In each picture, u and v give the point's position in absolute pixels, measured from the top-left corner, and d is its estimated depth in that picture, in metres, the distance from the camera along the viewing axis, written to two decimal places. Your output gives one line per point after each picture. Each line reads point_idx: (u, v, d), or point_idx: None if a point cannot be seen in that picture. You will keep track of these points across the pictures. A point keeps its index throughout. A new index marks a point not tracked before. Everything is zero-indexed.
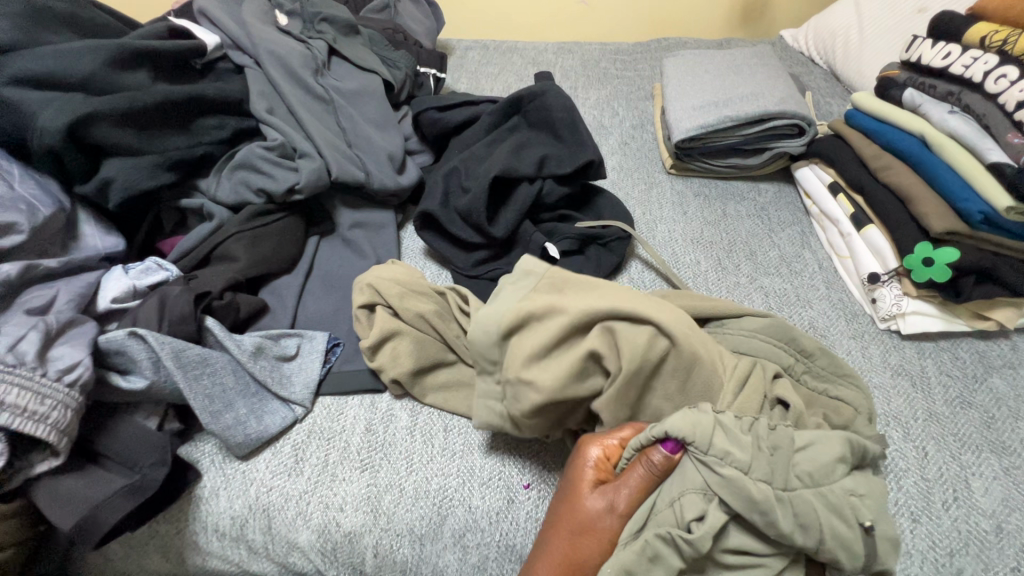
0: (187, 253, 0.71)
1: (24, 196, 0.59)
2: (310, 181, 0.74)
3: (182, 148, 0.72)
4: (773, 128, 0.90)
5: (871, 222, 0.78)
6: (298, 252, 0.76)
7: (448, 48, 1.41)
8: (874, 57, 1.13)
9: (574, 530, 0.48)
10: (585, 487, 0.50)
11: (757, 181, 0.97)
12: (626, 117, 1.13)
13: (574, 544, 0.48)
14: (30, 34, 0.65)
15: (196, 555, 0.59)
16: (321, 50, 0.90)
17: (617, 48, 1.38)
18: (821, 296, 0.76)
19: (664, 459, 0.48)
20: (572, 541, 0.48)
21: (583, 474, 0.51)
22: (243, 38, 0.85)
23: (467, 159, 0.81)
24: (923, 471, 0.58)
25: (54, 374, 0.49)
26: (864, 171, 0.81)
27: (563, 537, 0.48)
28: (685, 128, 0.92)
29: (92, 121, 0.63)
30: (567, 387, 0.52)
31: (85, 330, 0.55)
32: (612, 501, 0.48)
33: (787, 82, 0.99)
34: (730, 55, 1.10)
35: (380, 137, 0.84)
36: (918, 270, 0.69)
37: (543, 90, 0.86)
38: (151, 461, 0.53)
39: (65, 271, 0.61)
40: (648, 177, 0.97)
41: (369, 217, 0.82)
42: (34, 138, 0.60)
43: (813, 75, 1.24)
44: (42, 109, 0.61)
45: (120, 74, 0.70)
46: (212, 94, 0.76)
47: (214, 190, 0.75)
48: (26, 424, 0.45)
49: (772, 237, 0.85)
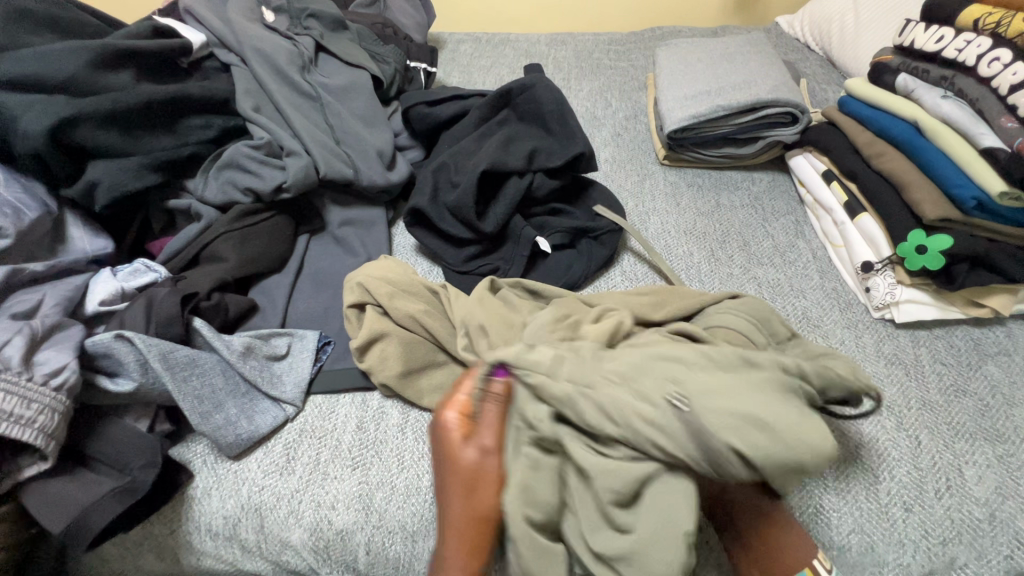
0: (176, 254, 0.70)
1: (8, 199, 0.59)
2: (298, 179, 0.74)
3: (168, 149, 0.72)
4: (767, 116, 0.89)
5: (865, 211, 0.78)
6: (288, 251, 0.76)
7: (439, 41, 1.39)
8: (870, 42, 1.11)
9: (467, 485, 0.49)
10: (456, 444, 0.50)
11: (751, 171, 0.96)
12: (619, 108, 1.12)
13: (494, 508, 0.48)
14: (12, 37, 0.65)
15: (190, 554, 0.59)
16: (308, 46, 0.89)
17: (610, 38, 1.36)
18: (814, 286, 0.76)
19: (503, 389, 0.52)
20: (471, 494, 0.49)
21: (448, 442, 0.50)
22: (229, 36, 0.84)
23: (455, 154, 0.81)
24: (916, 460, 0.57)
25: (41, 378, 0.49)
26: (857, 158, 0.81)
27: (463, 494, 0.49)
28: (677, 118, 0.91)
29: (75, 122, 0.63)
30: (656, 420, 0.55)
31: (72, 333, 0.55)
32: (478, 448, 0.49)
33: (781, 69, 0.98)
34: (723, 42, 1.09)
35: (369, 133, 0.84)
36: (910, 258, 0.68)
37: (531, 82, 0.85)
38: (141, 463, 0.53)
39: (52, 274, 0.61)
40: (641, 168, 0.97)
41: (358, 215, 0.82)
42: (17, 141, 0.60)
43: (808, 62, 1.23)
44: (24, 111, 0.60)
45: (105, 75, 0.69)
46: (198, 93, 0.75)
47: (201, 190, 0.74)
48: (12, 429, 0.45)
49: (766, 227, 0.85)
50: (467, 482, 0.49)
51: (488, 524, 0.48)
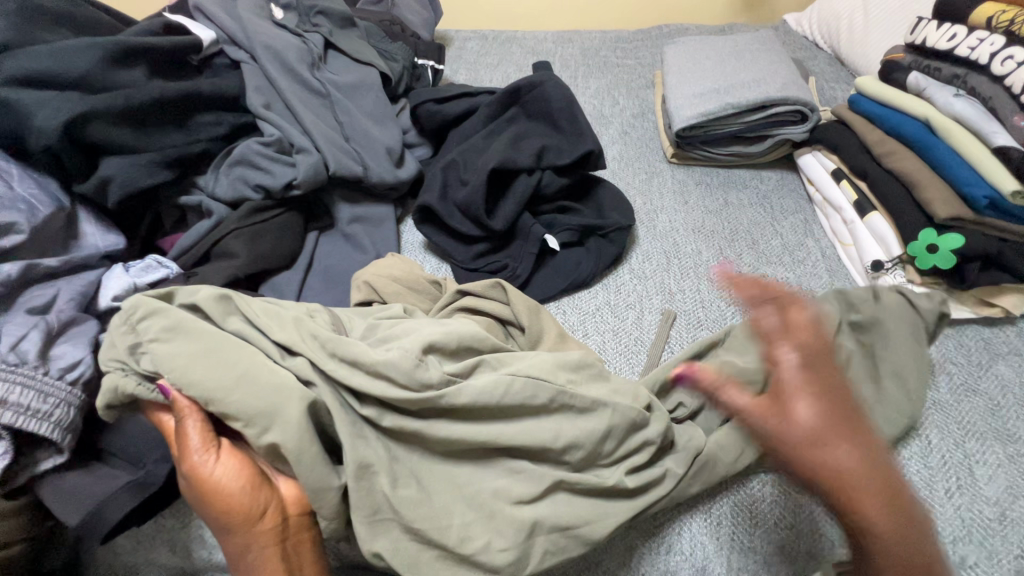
0: (188, 250, 0.71)
1: (23, 196, 0.60)
2: (308, 176, 0.74)
3: (179, 145, 0.72)
4: (775, 114, 0.89)
5: (875, 210, 0.77)
6: (298, 248, 0.76)
7: (446, 39, 1.39)
8: (879, 40, 1.11)
9: (227, 505, 0.45)
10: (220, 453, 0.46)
11: (760, 169, 0.96)
12: (626, 106, 1.12)
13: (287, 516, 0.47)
14: (24, 33, 0.65)
15: (201, 548, 0.58)
16: (317, 44, 0.89)
17: (617, 36, 1.36)
18: (824, 285, 0.76)
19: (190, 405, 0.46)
20: (221, 506, 0.45)
21: (191, 451, 0.45)
22: (240, 33, 0.85)
23: (465, 152, 0.81)
24: (926, 459, 0.57)
25: (56, 372, 0.49)
26: (868, 157, 0.80)
27: (211, 512, 0.45)
28: (685, 116, 0.90)
29: (89, 119, 0.63)
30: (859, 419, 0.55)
31: (86, 328, 0.55)
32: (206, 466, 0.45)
33: (790, 67, 0.98)
34: (731, 40, 1.08)
35: (378, 130, 0.84)
36: (921, 257, 0.68)
37: (540, 80, 0.85)
38: (157, 457, 0.53)
39: (66, 269, 0.61)
40: (649, 166, 0.96)
41: (367, 211, 0.82)
42: (31, 137, 0.60)
43: (816, 60, 1.22)
44: (38, 108, 0.61)
45: (117, 72, 0.69)
46: (209, 90, 0.76)
47: (212, 187, 0.75)
48: (29, 423, 0.46)
49: (775, 226, 0.84)
50: (253, 474, 0.46)
51: (302, 504, 0.48)
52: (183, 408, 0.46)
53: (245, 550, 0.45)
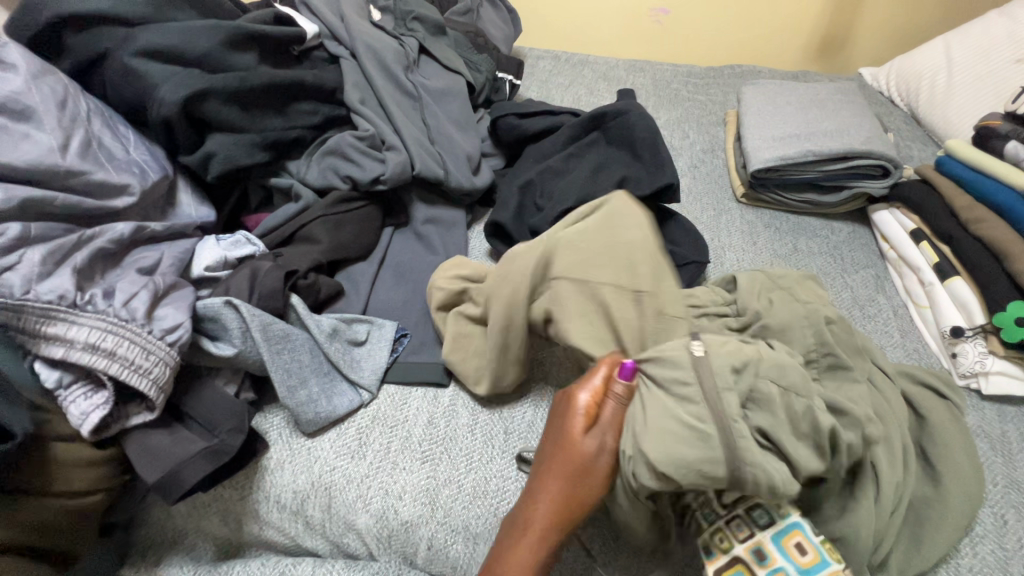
0: (272, 230, 0.73)
1: (137, 161, 0.62)
2: (395, 173, 0.76)
3: (279, 129, 0.75)
4: (856, 167, 0.89)
5: (957, 274, 0.75)
6: (374, 241, 0.77)
7: (520, 55, 1.42)
8: (961, 104, 1.10)
9: (577, 469, 0.50)
10: (579, 430, 0.51)
11: (831, 220, 0.95)
12: (696, 140, 1.12)
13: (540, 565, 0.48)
14: (160, 10, 0.69)
15: (254, 523, 0.61)
16: (413, 48, 0.92)
17: (689, 71, 1.37)
18: (895, 344, 0.74)
19: (628, 389, 0.52)
20: (575, 484, 0.50)
21: (571, 416, 0.52)
22: (343, 30, 0.88)
23: (544, 172, 0.83)
24: (1001, 540, 0.55)
25: (159, 333, 0.52)
26: (952, 221, 0.79)
27: (564, 478, 0.50)
28: (763, 157, 0.90)
29: (207, 96, 0.66)
30: (943, 506, 0.53)
31: (184, 294, 0.57)
32: (602, 439, 0.51)
33: (873, 121, 0.97)
34: (812, 88, 1.08)
35: (462, 138, 0.86)
36: (1007, 329, 0.66)
37: (626, 108, 0.86)
38: (231, 427, 0.55)
39: (167, 234, 0.63)
40: (718, 204, 0.96)
41: (441, 214, 0.83)
42: (154, 108, 0.64)
43: (893, 116, 1.21)
44: (164, 81, 0.64)
45: (234, 55, 0.72)
46: (313, 81, 0.79)
47: (303, 172, 0.77)
48: (132, 377, 0.49)
49: (844, 278, 0.83)
50: (569, 482, 0.50)
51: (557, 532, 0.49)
52: (620, 389, 0.52)
53: (531, 542, 0.49)
